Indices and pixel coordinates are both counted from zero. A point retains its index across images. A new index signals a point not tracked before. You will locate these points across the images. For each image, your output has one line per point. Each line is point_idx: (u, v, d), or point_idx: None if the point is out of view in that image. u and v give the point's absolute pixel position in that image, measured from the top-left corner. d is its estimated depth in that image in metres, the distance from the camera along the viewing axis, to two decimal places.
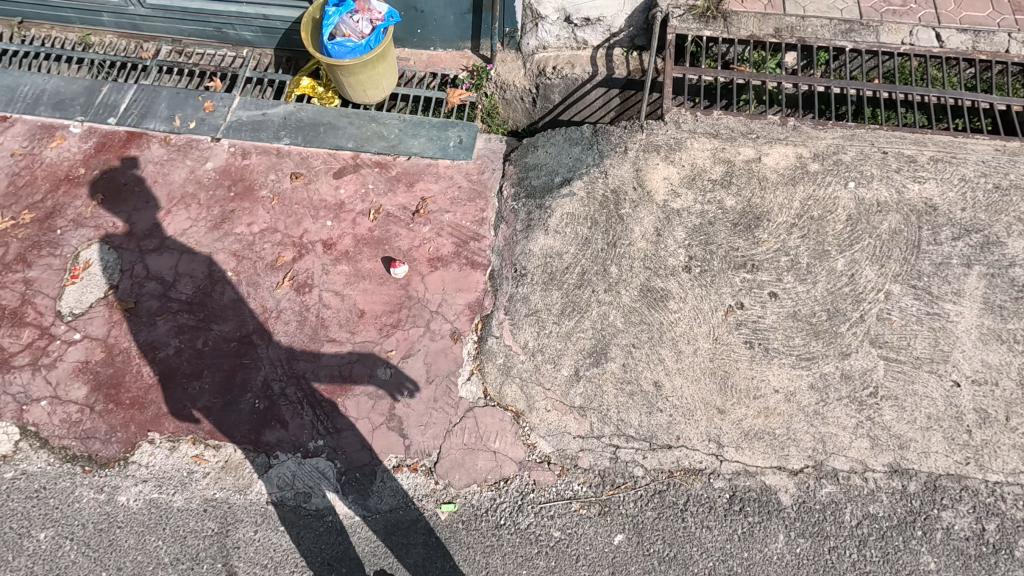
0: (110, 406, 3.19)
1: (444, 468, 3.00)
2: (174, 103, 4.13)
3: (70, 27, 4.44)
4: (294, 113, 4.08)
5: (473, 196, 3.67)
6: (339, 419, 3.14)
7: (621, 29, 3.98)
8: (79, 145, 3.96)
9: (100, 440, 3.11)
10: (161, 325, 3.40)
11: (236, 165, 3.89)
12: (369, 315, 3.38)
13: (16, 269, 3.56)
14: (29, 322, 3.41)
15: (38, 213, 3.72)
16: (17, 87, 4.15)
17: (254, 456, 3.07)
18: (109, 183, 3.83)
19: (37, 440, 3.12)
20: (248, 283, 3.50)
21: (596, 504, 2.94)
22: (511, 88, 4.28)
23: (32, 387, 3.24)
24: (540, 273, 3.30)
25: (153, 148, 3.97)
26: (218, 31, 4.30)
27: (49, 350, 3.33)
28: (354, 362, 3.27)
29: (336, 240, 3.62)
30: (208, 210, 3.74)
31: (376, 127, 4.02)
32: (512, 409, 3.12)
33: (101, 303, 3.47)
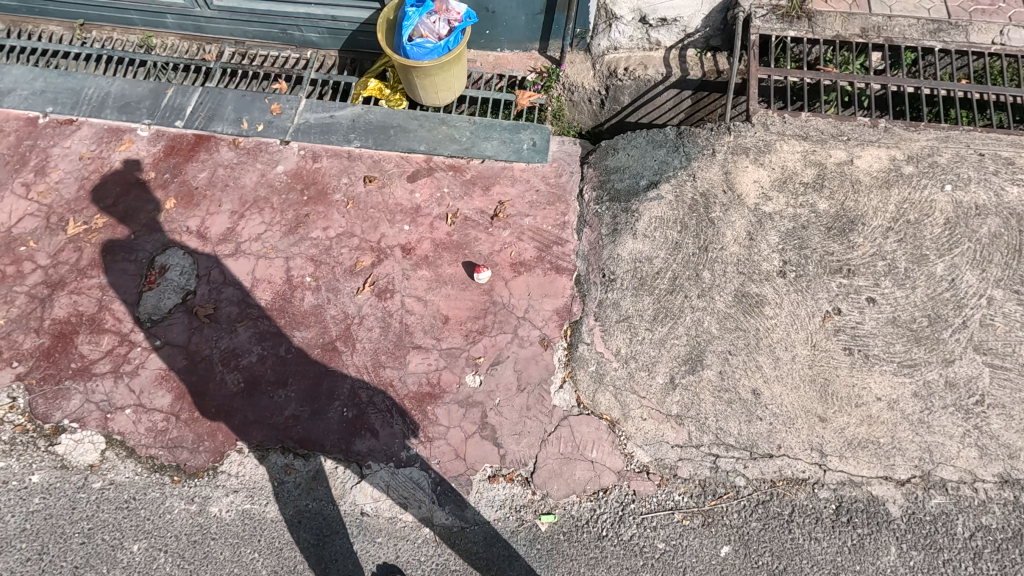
0: (195, 414, 3.13)
1: (542, 479, 2.95)
2: (240, 106, 4.08)
3: (132, 29, 4.39)
4: (363, 116, 4.01)
5: (553, 200, 3.60)
6: (430, 427, 3.08)
7: (697, 29, 3.92)
8: (148, 149, 3.92)
9: (188, 449, 3.06)
10: (242, 332, 3.34)
11: (307, 169, 3.83)
12: (454, 321, 3.32)
13: (92, 275, 3.51)
14: (108, 328, 3.36)
15: (111, 218, 3.68)
16: (82, 90, 4.11)
17: (345, 466, 3.01)
18: (179, 186, 3.78)
19: (123, 449, 3.06)
20: (328, 288, 3.45)
21: (699, 514, 2.88)
22: (579, 89, 4.22)
23: (115, 395, 3.18)
24: (630, 279, 3.24)
25: (222, 151, 3.91)
26: (283, 33, 4.24)
27: (130, 358, 3.28)
28: (442, 369, 3.21)
29: (415, 244, 3.56)
30: (281, 214, 3.68)
31: (447, 130, 3.95)
32: (607, 417, 3.05)
33: (179, 309, 3.41)
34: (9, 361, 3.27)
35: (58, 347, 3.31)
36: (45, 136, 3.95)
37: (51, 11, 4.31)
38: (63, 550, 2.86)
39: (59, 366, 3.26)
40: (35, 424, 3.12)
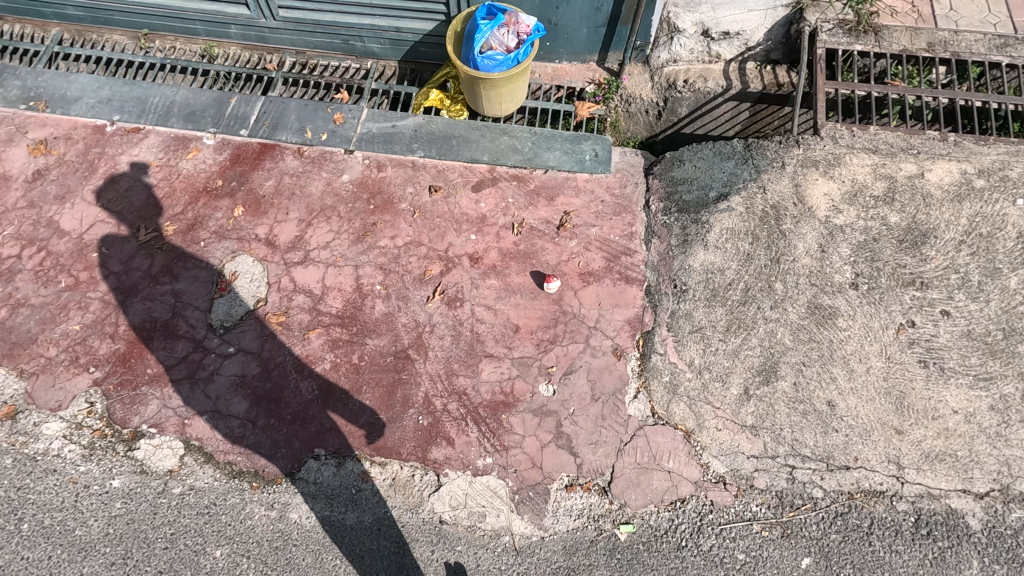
0: (271, 420, 3.16)
1: (619, 488, 2.96)
2: (303, 115, 4.13)
3: (194, 39, 4.48)
4: (425, 126, 4.07)
5: (619, 210, 3.64)
6: (506, 436, 3.09)
7: (758, 43, 3.98)
8: (214, 157, 3.97)
9: (265, 455, 3.08)
10: (314, 339, 3.37)
11: (372, 178, 3.88)
12: (525, 330, 3.35)
13: (164, 281, 3.56)
14: (182, 334, 3.40)
15: (180, 226, 3.73)
16: (147, 98, 4.19)
17: (422, 474, 3.03)
18: (246, 194, 3.82)
19: (201, 455, 3.09)
20: (398, 297, 3.49)
21: (778, 526, 2.88)
22: (636, 100, 4.26)
23: (192, 401, 3.22)
24: (702, 290, 3.27)
25: (287, 159, 3.96)
26: (345, 44, 4.30)
27: (205, 364, 3.32)
28: (515, 378, 3.23)
29: (482, 254, 3.60)
30: (349, 223, 3.72)
31: (508, 140, 4.00)
32: (682, 427, 3.07)
33: (251, 316, 3.44)
34: (85, 365, 3.31)
35: (134, 353, 3.35)
36: (113, 144, 4.02)
37: (117, 21, 4.40)
38: (146, 555, 2.89)
39: (135, 372, 3.30)
40: (114, 429, 3.15)
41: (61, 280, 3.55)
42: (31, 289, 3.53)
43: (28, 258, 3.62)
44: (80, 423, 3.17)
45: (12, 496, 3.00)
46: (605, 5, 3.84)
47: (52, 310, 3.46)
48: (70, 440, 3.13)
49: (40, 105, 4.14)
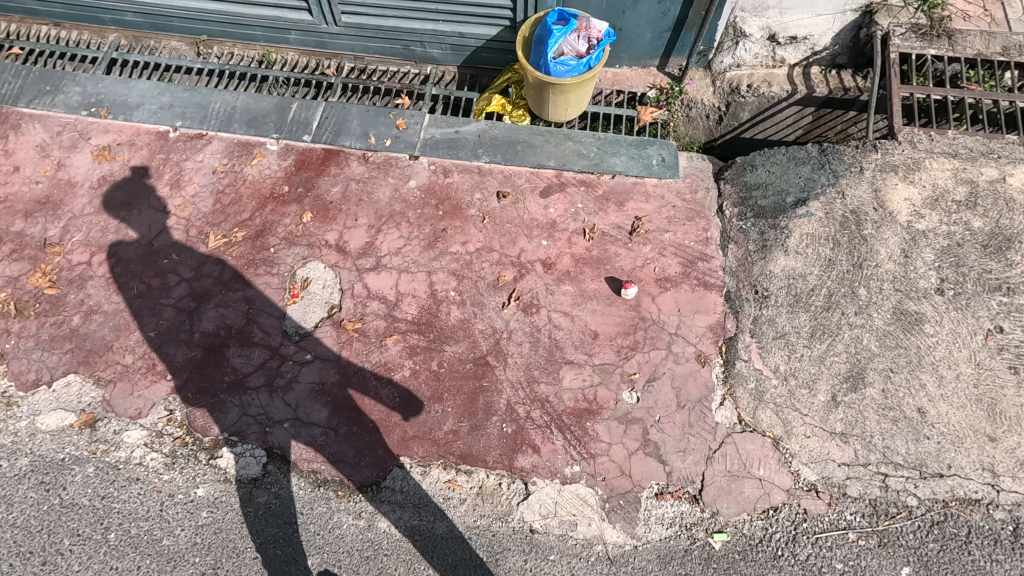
0: (354, 428, 3.13)
1: (711, 496, 2.93)
2: (365, 120, 4.11)
3: (252, 44, 4.47)
4: (488, 131, 4.05)
5: (692, 215, 3.62)
6: (592, 443, 3.07)
7: (825, 47, 3.96)
8: (279, 162, 3.95)
9: (350, 464, 3.05)
10: (392, 346, 3.34)
11: (439, 184, 3.86)
12: (604, 336, 3.32)
13: (236, 288, 3.53)
14: (257, 342, 3.37)
15: (249, 231, 3.70)
16: (208, 104, 4.17)
17: (509, 482, 3.00)
18: (314, 200, 3.81)
19: (284, 464, 3.06)
20: (473, 303, 3.46)
21: (874, 535, 2.85)
22: (698, 105, 4.24)
23: (272, 408, 3.19)
24: (784, 295, 3.24)
25: (353, 165, 3.94)
26: (406, 49, 4.28)
27: (283, 371, 3.29)
28: (597, 386, 3.20)
29: (555, 259, 3.58)
30: (419, 229, 3.70)
31: (573, 145, 3.98)
32: (770, 435, 3.04)
33: (327, 323, 3.42)
34: (163, 373, 3.29)
35: (210, 360, 3.33)
36: (177, 150, 4.01)
37: (175, 27, 4.40)
38: (236, 565, 2.87)
39: (213, 380, 3.27)
40: (195, 437, 3.13)
41: (133, 287, 3.54)
42: (103, 296, 3.52)
43: (99, 264, 3.61)
44: (160, 431, 3.14)
45: (97, 505, 2.98)
46: (672, 11, 3.82)
47: (126, 317, 3.45)
48: (152, 448, 3.10)
49: (101, 111, 4.13)
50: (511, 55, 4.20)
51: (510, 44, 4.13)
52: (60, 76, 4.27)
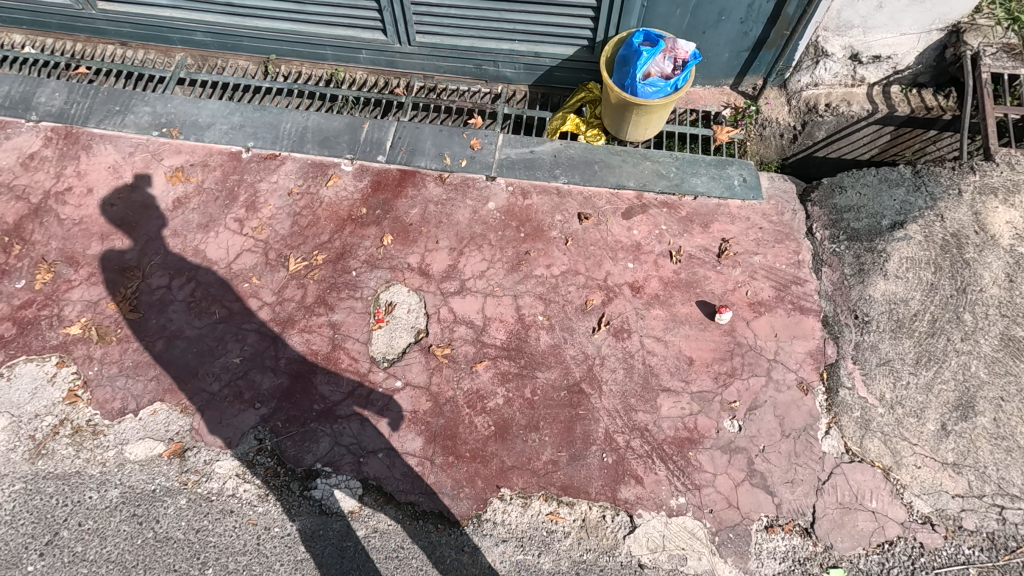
0: (450, 458, 3.06)
1: (824, 530, 2.85)
2: (439, 140, 4.07)
3: (321, 63, 4.44)
4: (564, 151, 4.00)
5: (781, 238, 3.56)
6: (696, 474, 2.99)
7: (907, 66, 3.93)
8: (355, 184, 3.91)
9: (448, 495, 2.98)
10: (483, 373, 3.28)
11: (519, 205, 3.81)
12: (700, 363, 3.26)
13: (319, 312, 3.47)
14: (345, 368, 3.31)
15: (329, 254, 3.66)
16: (279, 124, 4.14)
17: (613, 514, 2.93)
18: (393, 222, 3.77)
19: (381, 495, 2.99)
20: (562, 328, 3.39)
21: (996, 571, 2.73)
22: (772, 124, 4.20)
23: (365, 438, 3.12)
24: (886, 320, 3.17)
25: (430, 187, 3.90)
26: (478, 68, 4.26)
27: (373, 399, 3.22)
28: (697, 414, 3.13)
29: (643, 282, 3.51)
30: (501, 251, 3.65)
31: (652, 165, 3.93)
32: (879, 465, 2.95)
33: (415, 349, 3.36)
34: (251, 401, 3.23)
35: (298, 387, 3.26)
36: (251, 171, 3.97)
37: (244, 46, 4.39)
38: None
39: (302, 408, 3.21)
40: (287, 467, 3.06)
41: (215, 311, 3.48)
42: (185, 321, 3.46)
43: (179, 288, 3.56)
44: (252, 461, 3.08)
45: (192, 538, 2.91)
46: (754, 30, 3.79)
47: (210, 343, 3.39)
48: (244, 479, 3.04)
49: (173, 132, 4.11)
50: (585, 74, 4.16)
51: (585, 64, 4.10)
52: (129, 96, 4.26)
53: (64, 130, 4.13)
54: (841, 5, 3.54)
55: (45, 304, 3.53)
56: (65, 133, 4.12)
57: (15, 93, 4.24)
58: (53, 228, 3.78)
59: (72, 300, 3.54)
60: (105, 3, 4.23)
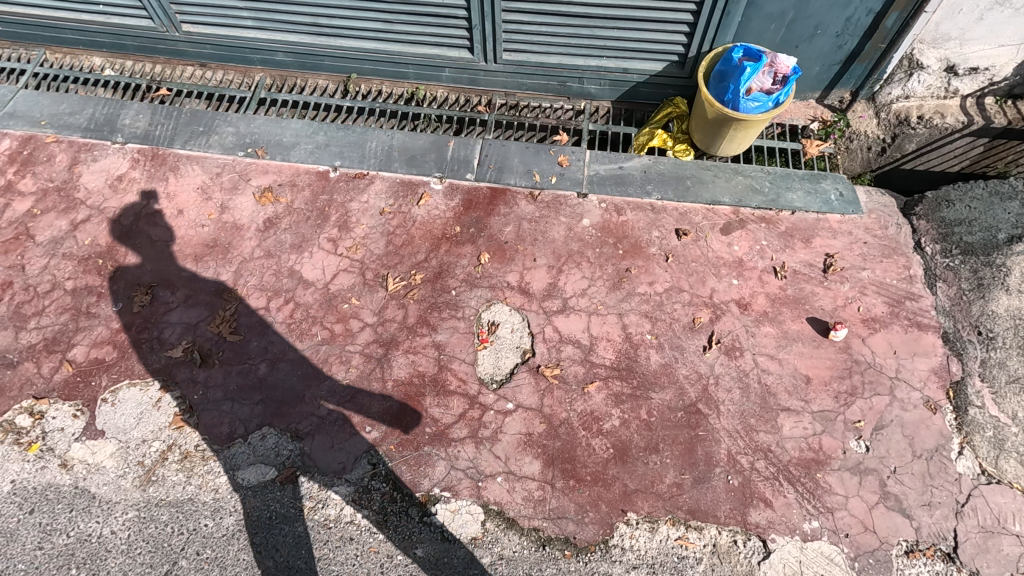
0: (571, 482, 2.99)
1: (968, 554, 2.74)
2: (526, 158, 4.05)
3: (401, 82, 4.44)
4: (653, 167, 3.97)
5: (888, 252, 3.50)
6: (827, 497, 2.91)
7: (1004, 78, 3.88)
8: (446, 203, 3.88)
9: (573, 520, 2.91)
10: (595, 393, 3.21)
11: (614, 222, 3.77)
12: (818, 381, 3.18)
13: (422, 333, 3.43)
14: (454, 390, 3.25)
15: (427, 274, 3.62)
16: (365, 143, 4.13)
17: (745, 539, 2.84)
18: (488, 241, 3.73)
19: (503, 520, 2.92)
20: (672, 346, 3.33)
21: None
22: (860, 137, 4.14)
23: (481, 462, 3.06)
24: (1011, 335, 3.13)
25: (521, 205, 3.87)
26: (562, 85, 4.23)
27: (486, 422, 3.16)
28: (820, 434, 3.05)
29: (750, 299, 3.46)
30: (601, 269, 3.60)
31: (744, 180, 3.89)
32: (1018, 486, 2.85)
33: (523, 369, 3.30)
34: (361, 425, 3.17)
35: (408, 410, 3.21)
36: (340, 190, 3.95)
37: (326, 66, 4.39)
38: None
39: (414, 431, 3.15)
40: (404, 492, 3.00)
41: (316, 333, 3.45)
42: (286, 343, 3.42)
43: (277, 310, 3.53)
44: (367, 487, 3.02)
45: (314, 567, 2.85)
46: (848, 44, 3.77)
47: (314, 365, 3.35)
48: (361, 506, 2.98)
49: (259, 152, 4.10)
50: (672, 89, 4.11)
51: (673, 79, 4.04)
52: (212, 116, 4.27)
53: (151, 152, 4.13)
54: (941, 17, 3.52)
55: (144, 327, 3.50)
56: (152, 155, 4.12)
57: (99, 116, 4.25)
58: (146, 250, 3.76)
59: (171, 323, 3.51)
60: (190, 26, 4.25)
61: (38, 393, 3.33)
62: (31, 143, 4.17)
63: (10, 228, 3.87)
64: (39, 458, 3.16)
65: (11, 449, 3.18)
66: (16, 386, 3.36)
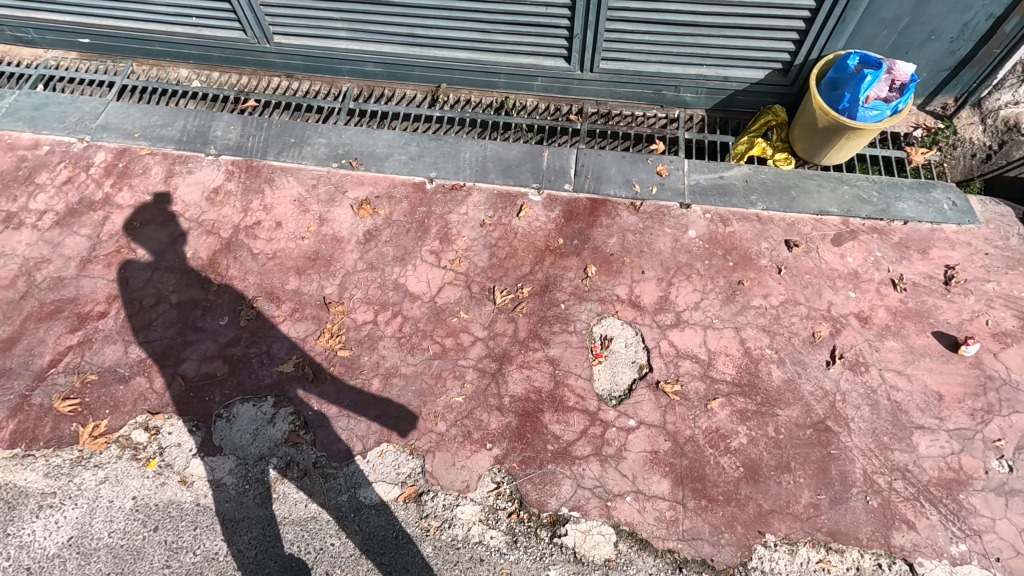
0: (703, 502, 2.92)
1: None
2: (623, 167, 4.00)
3: (491, 91, 4.40)
4: (754, 176, 3.90)
5: (1012, 264, 3.44)
6: (973, 519, 2.80)
7: None
8: (547, 214, 3.84)
9: (709, 542, 2.83)
10: (718, 410, 3.15)
11: (721, 233, 3.70)
12: (951, 398, 3.09)
13: (535, 347, 3.38)
14: (574, 406, 3.20)
15: (534, 287, 3.57)
16: (458, 154, 4.10)
17: (890, 562, 2.74)
18: (593, 252, 3.67)
19: (636, 541, 2.86)
20: (794, 361, 3.25)
21: None
22: (964, 144, 3.95)
23: (609, 481, 3.00)
24: None
25: (623, 215, 3.81)
26: (656, 93, 4.17)
27: (610, 439, 3.10)
28: (959, 453, 2.96)
29: (870, 312, 3.36)
30: (712, 282, 3.54)
31: (850, 189, 3.79)
32: None
33: (642, 385, 3.25)
34: (481, 442, 3.13)
35: (528, 426, 3.16)
36: (438, 202, 3.92)
37: (415, 75, 4.36)
38: None
39: (536, 449, 3.10)
40: (531, 512, 2.95)
41: (428, 347, 3.42)
42: (398, 357, 3.40)
43: (386, 323, 3.51)
44: (493, 506, 2.97)
45: None
46: (961, 49, 3.68)
47: (428, 380, 3.31)
48: (489, 525, 2.93)
49: (353, 163, 4.08)
50: (771, 97, 4.04)
51: (773, 87, 3.98)
52: (303, 127, 4.25)
53: (244, 164, 4.13)
54: None
55: (252, 341, 3.48)
56: (246, 166, 4.12)
57: (191, 128, 4.26)
58: (248, 263, 3.75)
59: (279, 337, 3.49)
60: (281, 37, 4.25)
61: (152, 409, 3.32)
62: (125, 155, 4.19)
63: (111, 241, 3.88)
64: (158, 474, 3.14)
65: (130, 465, 3.17)
66: (129, 401, 3.35)
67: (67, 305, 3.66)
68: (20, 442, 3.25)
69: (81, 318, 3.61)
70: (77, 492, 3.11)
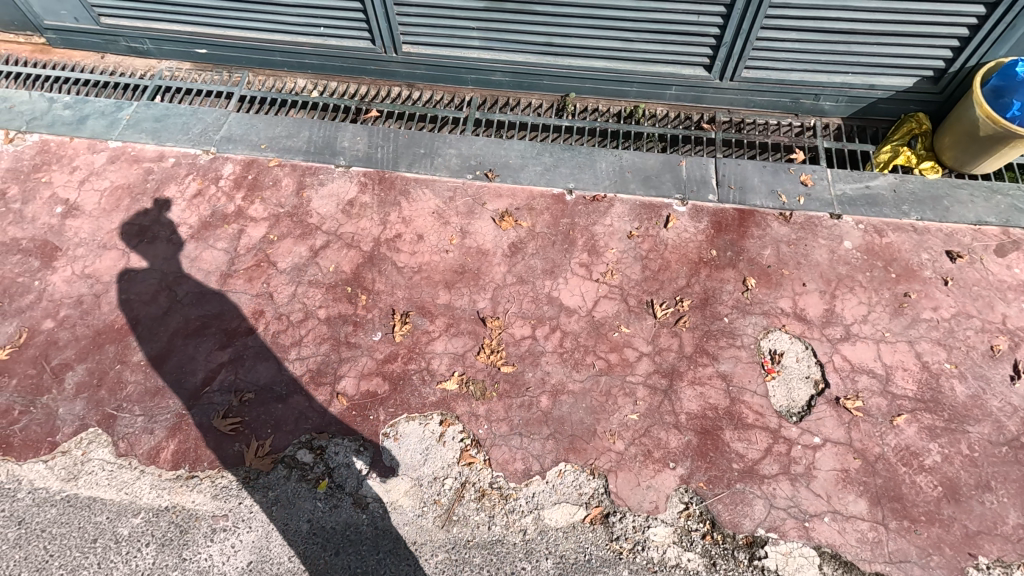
0: (905, 522, 2.84)
1: None
2: (766, 177, 3.92)
3: (620, 99, 4.35)
4: (902, 185, 3.83)
5: None
6: None
7: None
8: (695, 225, 3.77)
9: (918, 564, 2.75)
10: (906, 427, 3.07)
11: (878, 244, 3.63)
12: None
13: (704, 362, 3.31)
14: (754, 424, 3.13)
15: (693, 300, 3.50)
16: (594, 163, 4.04)
17: None
18: (750, 265, 3.60)
19: (841, 564, 2.77)
20: (975, 376, 3.18)
21: None
22: None
23: (803, 501, 2.92)
24: None
25: (774, 226, 3.74)
26: (794, 102, 4.12)
27: (797, 458, 3.03)
28: None
29: None
30: (877, 294, 3.46)
31: (1005, 199, 3.73)
32: None
33: (821, 401, 3.17)
34: (664, 461, 3.05)
35: (709, 445, 3.08)
36: (582, 214, 3.85)
37: (543, 85, 4.31)
38: None
39: (722, 468, 3.02)
40: (727, 534, 2.87)
41: (593, 363, 3.34)
42: (564, 373, 3.32)
43: (545, 338, 3.43)
44: (685, 527, 2.89)
45: None
46: None
47: (599, 398, 3.24)
48: (685, 548, 2.85)
49: (489, 174, 4.01)
50: (914, 104, 3.99)
51: (920, 95, 3.92)
52: (431, 138, 4.19)
53: (376, 175, 4.06)
54: None
55: (410, 357, 3.41)
56: (378, 178, 4.05)
57: (317, 139, 4.20)
58: (395, 277, 3.68)
59: (437, 353, 3.42)
60: (409, 47, 4.21)
61: (315, 428, 3.24)
62: (254, 167, 4.12)
63: (249, 255, 3.80)
64: (330, 495, 3.06)
65: (301, 486, 3.09)
66: (290, 420, 3.27)
67: (213, 321, 3.59)
68: (183, 463, 3.17)
69: (229, 334, 3.54)
70: (249, 515, 3.03)
